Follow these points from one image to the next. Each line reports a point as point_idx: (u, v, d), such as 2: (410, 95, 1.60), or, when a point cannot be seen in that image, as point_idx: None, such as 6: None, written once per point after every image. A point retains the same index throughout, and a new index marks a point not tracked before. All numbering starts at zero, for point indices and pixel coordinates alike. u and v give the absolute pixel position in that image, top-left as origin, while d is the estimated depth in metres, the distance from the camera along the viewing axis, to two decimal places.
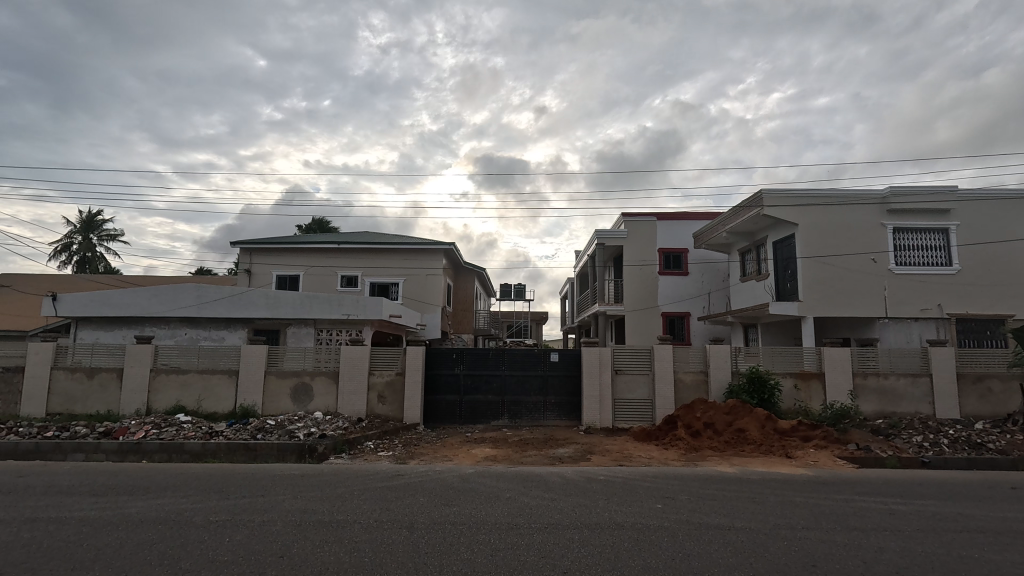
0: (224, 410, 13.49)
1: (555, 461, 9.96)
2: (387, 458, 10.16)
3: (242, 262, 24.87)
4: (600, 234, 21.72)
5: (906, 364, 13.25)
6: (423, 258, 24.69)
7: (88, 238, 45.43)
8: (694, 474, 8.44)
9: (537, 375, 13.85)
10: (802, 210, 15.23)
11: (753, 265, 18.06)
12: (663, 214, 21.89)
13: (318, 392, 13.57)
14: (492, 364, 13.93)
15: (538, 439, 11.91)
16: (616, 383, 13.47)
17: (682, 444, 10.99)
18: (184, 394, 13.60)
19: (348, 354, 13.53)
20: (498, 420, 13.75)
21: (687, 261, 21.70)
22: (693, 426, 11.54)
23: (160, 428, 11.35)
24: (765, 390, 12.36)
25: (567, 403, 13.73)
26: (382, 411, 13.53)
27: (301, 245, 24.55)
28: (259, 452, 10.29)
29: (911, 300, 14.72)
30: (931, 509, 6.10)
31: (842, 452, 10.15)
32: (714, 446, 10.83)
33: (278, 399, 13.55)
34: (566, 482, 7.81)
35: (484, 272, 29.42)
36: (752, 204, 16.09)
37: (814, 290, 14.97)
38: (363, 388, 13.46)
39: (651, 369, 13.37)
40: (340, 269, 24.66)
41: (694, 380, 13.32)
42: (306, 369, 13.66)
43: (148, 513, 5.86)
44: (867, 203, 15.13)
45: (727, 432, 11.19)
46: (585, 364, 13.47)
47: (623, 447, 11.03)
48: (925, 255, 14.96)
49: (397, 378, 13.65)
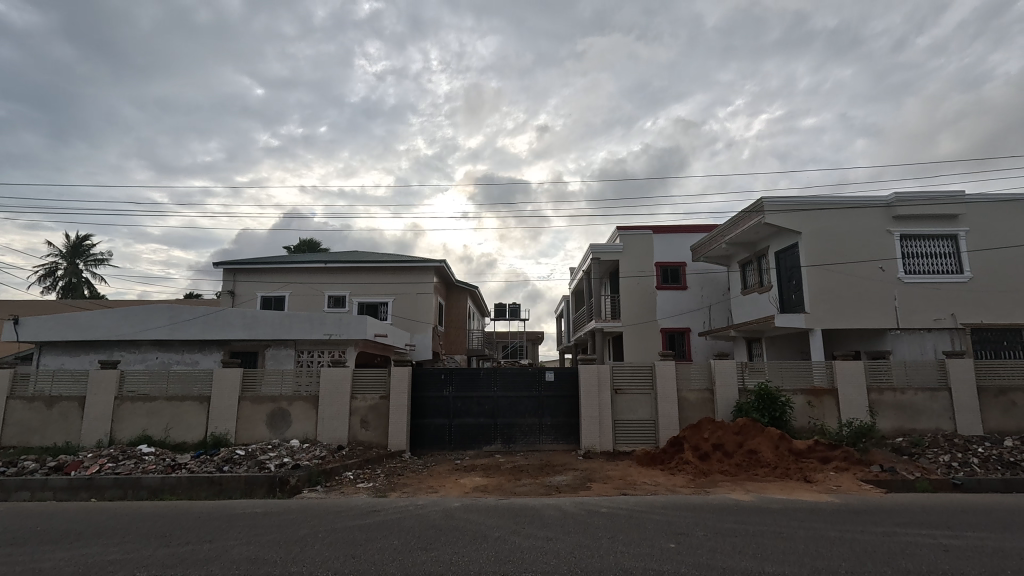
0: (194, 439, 12.51)
1: (552, 490, 9.02)
2: (366, 491, 9.18)
3: (225, 283, 24.07)
4: (595, 247, 21.06)
5: (923, 378, 12.47)
6: (413, 276, 23.85)
7: (75, 264, 44.67)
8: (709, 503, 7.53)
9: (531, 396, 12.95)
10: (804, 217, 14.63)
11: (755, 277, 17.42)
12: (660, 227, 21.27)
13: (297, 418, 12.61)
14: (482, 385, 13.02)
15: (534, 466, 10.96)
16: (616, 404, 12.57)
17: (691, 468, 10.10)
18: (151, 423, 12.62)
19: (329, 376, 12.63)
20: (490, 445, 12.77)
21: (685, 275, 21.02)
22: (701, 448, 10.63)
23: (117, 461, 10.34)
24: (777, 408, 11.50)
25: (565, 425, 12.81)
26: (366, 438, 12.54)
27: (286, 264, 23.77)
28: (223, 486, 9.31)
29: (924, 310, 14.00)
30: (990, 544, 5.23)
31: (865, 474, 9.28)
32: (724, 470, 9.95)
33: (253, 427, 12.57)
34: (564, 516, 6.90)
35: (478, 290, 28.65)
36: (753, 213, 15.49)
37: (821, 301, 14.26)
38: (345, 413, 12.52)
39: (653, 388, 12.54)
40: (329, 289, 23.85)
41: (699, 399, 12.46)
42: (283, 394, 12.72)
43: (66, 567, 4.93)
44: (872, 209, 14.55)
45: (738, 454, 10.34)
46: (583, 384, 12.59)
47: (626, 473, 10.11)
48: (935, 262, 14.32)
49: (381, 402, 12.71)
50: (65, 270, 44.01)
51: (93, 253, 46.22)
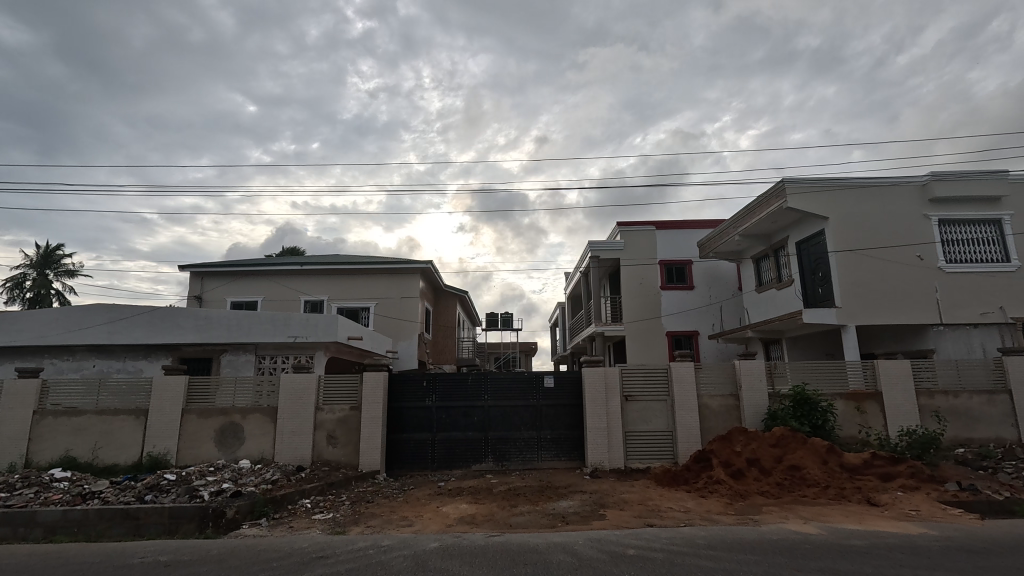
0: (127, 461, 10.53)
1: (557, 521, 7.12)
2: (321, 526, 7.24)
3: (192, 287, 22.12)
4: (594, 244, 19.32)
5: (977, 379, 10.81)
6: (396, 279, 22.00)
7: (44, 275, 42.38)
8: (767, 539, 5.69)
9: (527, 405, 11.11)
10: (831, 200, 13.07)
11: (772, 272, 15.83)
12: (664, 222, 19.64)
13: (251, 434, 10.66)
14: (471, 393, 11.19)
15: (532, 489, 9.07)
16: (627, 413, 10.76)
17: (725, 489, 8.25)
18: (76, 442, 10.63)
19: (292, 384, 10.77)
20: (479, 464, 10.87)
21: (691, 274, 19.38)
22: (732, 464, 8.81)
23: (15, 491, 8.35)
24: (817, 415, 9.75)
25: (567, 439, 10.96)
26: (332, 457, 10.60)
27: (259, 267, 21.88)
28: (142, 521, 7.37)
29: (968, 303, 12.40)
30: None
31: (942, 494, 7.52)
32: (766, 491, 8.15)
33: (198, 445, 10.61)
34: (579, 563, 5.01)
35: (468, 296, 26.86)
36: (773, 197, 13.89)
37: (853, 295, 12.66)
38: (309, 428, 10.61)
39: (668, 394, 10.79)
40: (305, 294, 21.95)
41: (722, 406, 10.70)
42: (235, 406, 10.80)
43: None
44: (906, 191, 13.04)
45: (777, 471, 8.57)
46: (588, 390, 10.79)
47: (645, 497, 8.24)
48: (978, 250, 12.79)
49: (351, 414, 10.79)
50: (34, 281, 41.71)
51: (64, 262, 43.89)
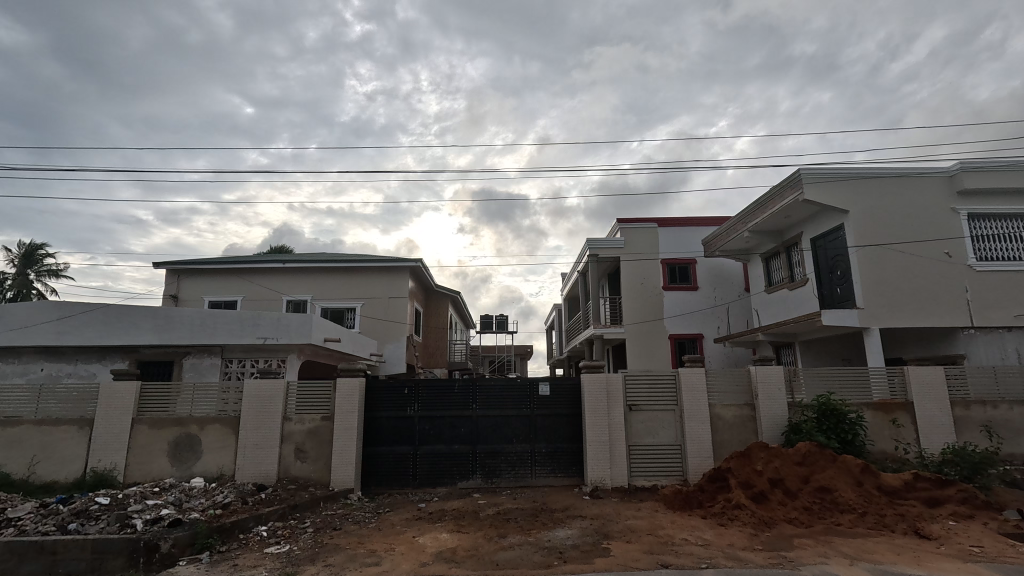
0: (68, 478, 9.35)
1: (552, 558, 5.98)
2: (271, 563, 6.07)
3: (167, 286, 20.92)
4: (593, 241, 18.21)
5: (1017, 388, 9.76)
6: (384, 278, 20.84)
7: (25, 275, 40.93)
8: None
9: (521, 415, 9.99)
10: (851, 192, 12.03)
11: (783, 271, 14.80)
12: (666, 219, 18.58)
13: (210, 447, 9.49)
14: (457, 401, 10.05)
15: (525, 513, 7.93)
16: (631, 425, 9.65)
17: (747, 517, 7.13)
18: (10, 456, 9.43)
19: (257, 391, 9.63)
20: (466, 480, 9.73)
21: (695, 274, 18.31)
22: (754, 486, 7.69)
23: None
24: (846, 428, 8.65)
25: (564, 454, 9.83)
26: (300, 474, 9.43)
27: (238, 265, 20.69)
28: (59, 556, 6.21)
29: (1001, 305, 11.38)
30: None
31: (1002, 525, 6.48)
32: (794, 519, 7.05)
33: (149, 460, 9.43)
34: None
35: (461, 296, 25.74)
36: (787, 190, 12.82)
37: (875, 295, 11.60)
38: (275, 440, 9.46)
39: (677, 403, 9.69)
40: (288, 293, 20.77)
41: (737, 417, 9.61)
42: (193, 416, 9.63)
43: None
44: (933, 182, 12.02)
45: (805, 494, 7.48)
46: (588, 399, 9.67)
47: (654, 525, 7.12)
48: (1010, 247, 11.77)
49: (322, 425, 9.64)
50: (14, 280, 40.22)
51: (47, 261, 42.54)
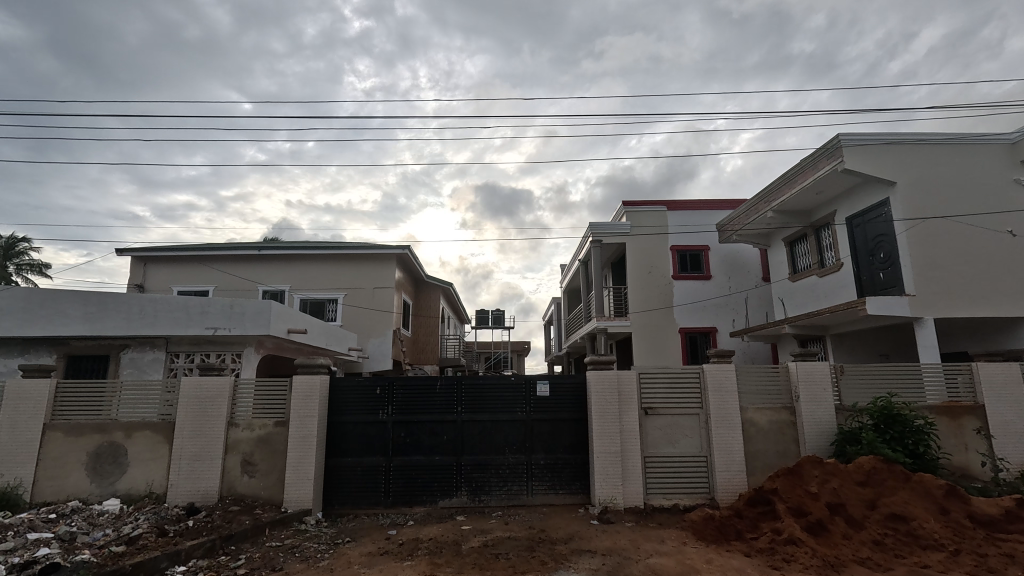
0: None
1: None
2: None
3: (133, 274, 19.22)
4: (596, 225, 16.52)
5: None
6: (368, 267, 19.14)
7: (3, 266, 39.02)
8: None
9: (514, 419, 8.35)
10: (898, 161, 10.39)
11: (811, 256, 13.17)
12: (676, 202, 16.92)
13: (137, 459, 7.82)
14: (438, 403, 8.40)
15: (519, 546, 6.30)
16: (647, 433, 8.01)
17: (806, 557, 5.50)
18: None
19: (198, 390, 7.97)
20: (448, 499, 8.09)
21: (708, 262, 16.68)
22: (809, 513, 6.08)
23: None
24: (915, 438, 7.02)
25: (566, 466, 8.19)
26: (248, 491, 7.78)
27: (209, 251, 18.96)
28: None
29: None
30: None
31: None
32: (868, 558, 5.43)
33: (63, 474, 7.76)
34: None
35: (453, 288, 24.06)
36: (822, 160, 11.14)
37: (928, 280, 9.98)
38: (217, 450, 7.80)
39: (703, 407, 8.06)
40: (263, 283, 19.07)
41: (774, 424, 7.98)
42: (118, 421, 7.95)
43: None
44: (991, 151, 10.40)
45: (873, 523, 5.88)
46: (597, 401, 8.01)
47: (686, 567, 5.48)
48: None
49: (275, 432, 7.97)
50: None
51: (27, 253, 40.63)
